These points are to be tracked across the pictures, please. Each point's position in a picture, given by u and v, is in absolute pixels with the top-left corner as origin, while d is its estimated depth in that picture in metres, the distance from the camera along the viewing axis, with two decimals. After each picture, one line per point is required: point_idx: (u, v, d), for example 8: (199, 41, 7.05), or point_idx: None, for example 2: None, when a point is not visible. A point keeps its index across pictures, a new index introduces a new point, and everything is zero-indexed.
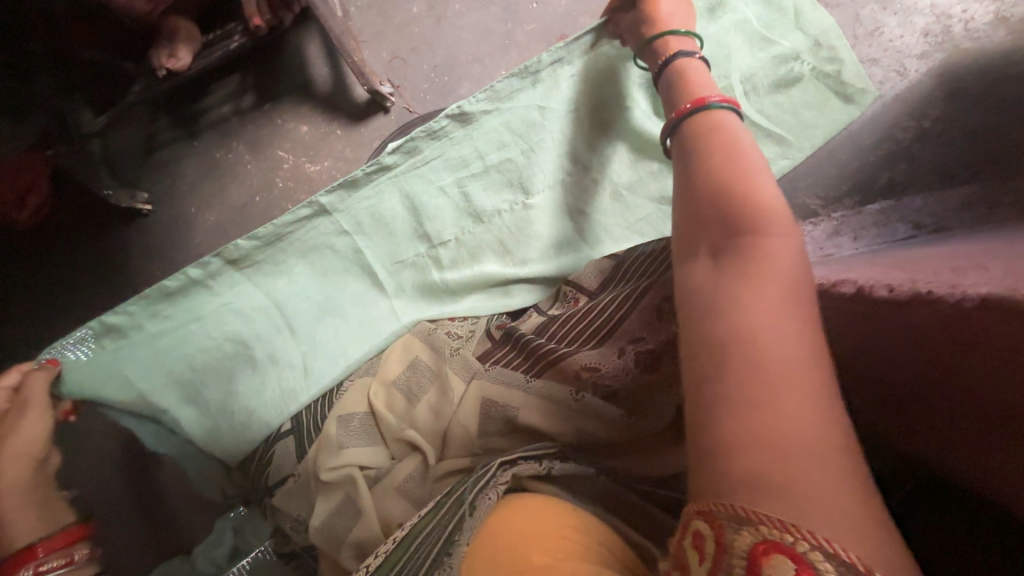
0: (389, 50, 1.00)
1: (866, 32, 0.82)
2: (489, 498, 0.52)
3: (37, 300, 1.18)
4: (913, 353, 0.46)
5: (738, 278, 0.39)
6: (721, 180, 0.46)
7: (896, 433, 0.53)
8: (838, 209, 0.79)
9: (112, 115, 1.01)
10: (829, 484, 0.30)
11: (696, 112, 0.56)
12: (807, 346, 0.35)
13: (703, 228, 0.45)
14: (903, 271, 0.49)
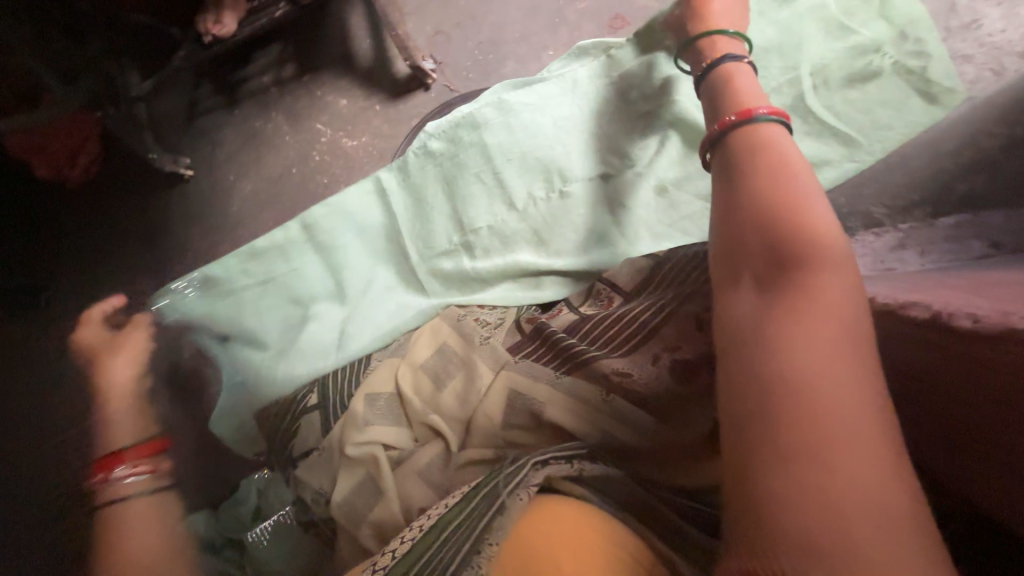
0: (434, 24, 0.96)
1: (960, 25, 0.74)
2: (520, 498, 0.49)
3: (82, 256, 1.22)
4: (992, 392, 0.41)
5: (789, 315, 0.36)
6: (773, 209, 0.43)
7: (957, 467, 0.50)
8: (907, 219, 0.71)
9: (158, 79, 1.02)
10: (896, 554, 0.27)
11: (740, 124, 0.53)
12: (867, 396, 0.32)
13: (748, 258, 0.42)
14: (989, 299, 0.43)
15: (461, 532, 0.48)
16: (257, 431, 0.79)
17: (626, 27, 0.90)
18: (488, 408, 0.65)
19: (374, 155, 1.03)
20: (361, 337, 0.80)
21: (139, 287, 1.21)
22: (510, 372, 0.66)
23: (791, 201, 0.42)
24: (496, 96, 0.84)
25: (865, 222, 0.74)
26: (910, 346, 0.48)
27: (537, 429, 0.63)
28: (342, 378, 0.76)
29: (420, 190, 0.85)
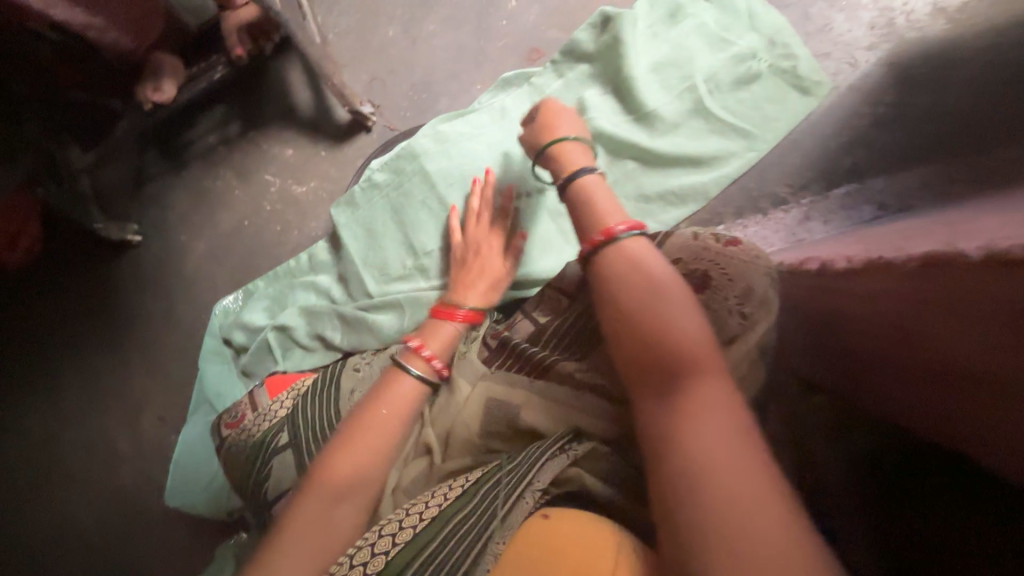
0: (368, 72, 1.04)
1: (817, 28, 0.87)
2: (525, 502, 0.52)
3: (31, 337, 1.19)
4: (869, 318, 0.50)
5: (665, 391, 0.45)
6: (634, 295, 0.51)
7: (872, 394, 0.58)
8: (807, 195, 0.81)
9: (100, 151, 1.03)
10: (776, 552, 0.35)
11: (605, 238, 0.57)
12: (730, 434, 0.41)
13: (626, 337, 0.50)
14: (859, 246, 0.54)
15: (467, 528, 0.51)
16: (233, 472, 0.79)
17: (542, 58, 1.00)
18: (464, 418, 0.67)
19: (324, 198, 1.08)
20: (330, 367, 0.83)
21: (95, 361, 1.18)
22: (486, 382, 0.68)
23: (656, 305, 0.50)
24: (434, 131, 0.91)
25: (774, 202, 0.84)
26: (824, 294, 0.57)
27: (513, 433, 0.65)
28: (314, 413, 0.75)
29: (374, 223, 0.91)
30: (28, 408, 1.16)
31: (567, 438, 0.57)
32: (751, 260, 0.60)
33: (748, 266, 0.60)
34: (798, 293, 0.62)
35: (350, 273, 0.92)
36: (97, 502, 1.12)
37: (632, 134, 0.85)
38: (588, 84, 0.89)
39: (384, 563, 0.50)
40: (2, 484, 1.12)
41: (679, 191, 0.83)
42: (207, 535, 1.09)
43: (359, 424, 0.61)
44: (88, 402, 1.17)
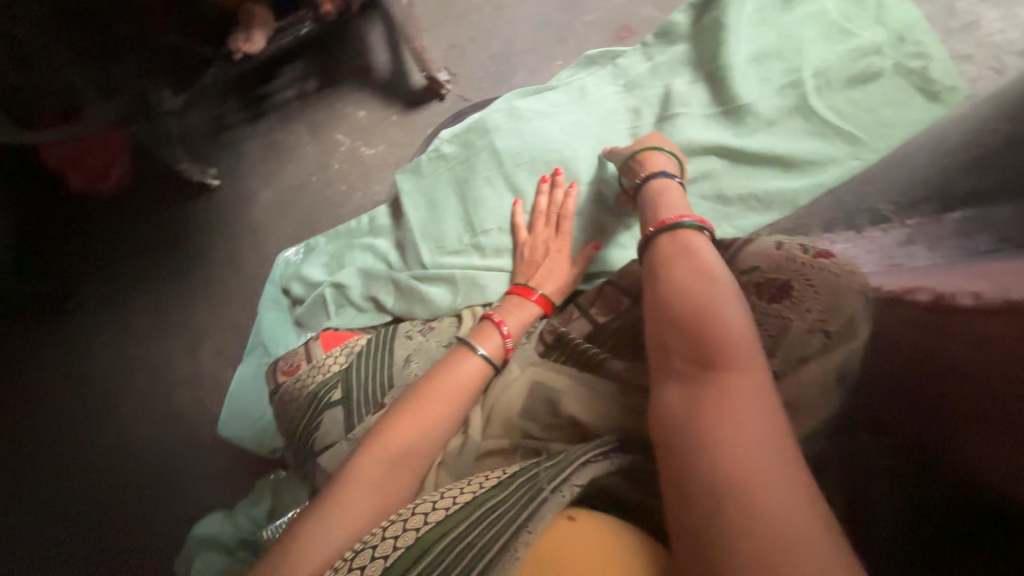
0: (448, 39, 1.01)
1: (961, 26, 0.77)
2: (563, 495, 0.48)
3: (114, 262, 1.29)
4: (980, 361, 0.45)
5: (700, 374, 0.46)
6: (684, 285, 0.52)
7: (939, 449, 0.51)
8: (914, 215, 0.72)
9: (190, 93, 1.08)
10: (795, 533, 0.35)
11: (670, 228, 0.60)
12: (762, 418, 0.41)
13: (668, 325, 0.51)
14: (988, 279, 0.49)
15: (505, 512, 0.47)
16: (283, 418, 0.83)
17: (631, 37, 0.94)
18: (508, 398, 0.66)
19: (390, 162, 1.08)
20: (381, 331, 0.84)
21: (166, 293, 1.27)
22: (534, 368, 0.67)
23: (697, 290, 0.51)
24: (509, 107, 0.89)
25: (872, 219, 0.76)
26: (921, 325, 0.53)
27: (554, 421, 0.62)
28: (367, 373, 0.78)
29: (437, 193, 0.91)
30: (107, 326, 1.28)
31: (612, 444, 0.53)
32: (843, 275, 0.57)
33: (839, 281, 0.57)
34: (897, 322, 0.57)
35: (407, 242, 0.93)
36: (156, 420, 1.22)
37: (720, 130, 0.78)
38: (678, 70, 0.83)
39: (415, 538, 0.47)
40: (79, 391, 1.25)
41: (763, 196, 0.76)
42: (247, 468, 1.17)
43: (421, 396, 0.65)
44: (156, 329, 1.26)
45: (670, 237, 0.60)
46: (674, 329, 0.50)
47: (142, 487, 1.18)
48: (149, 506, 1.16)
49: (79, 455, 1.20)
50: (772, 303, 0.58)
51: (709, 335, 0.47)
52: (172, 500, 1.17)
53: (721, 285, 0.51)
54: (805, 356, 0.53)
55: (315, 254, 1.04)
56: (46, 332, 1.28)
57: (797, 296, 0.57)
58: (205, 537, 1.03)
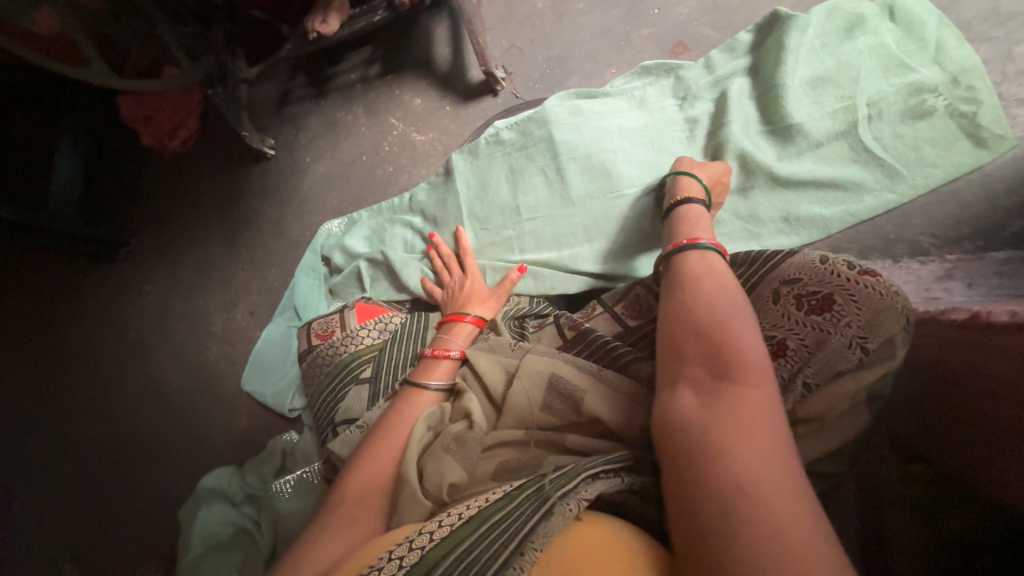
0: (509, 39, 1.07)
1: (1018, 71, 0.75)
2: (570, 507, 0.47)
3: (169, 215, 1.38)
4: (1006, 378, 0.46)
5: (713, 389, 0.45)
6: (705, 300, 0.53)
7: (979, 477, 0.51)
8: (954, 251, 0.73)
9: (264, 66, 1.16)
10: (811, 555, 0.33)
11: (688, 248, 0.62)
12: (774, 439, 0.40)
13: (686, 338, 0.51)
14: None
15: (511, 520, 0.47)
16: (312, 380, 0.87)
17: (687, 53, 0.97)
18: (522, 388, 0.66)
19: (439, 149, 1.13)
20: (412, 315, 0.87)
21: (211, 249, 1.34)
22: (551, 358, 0.67)
23: (717, 308, 0.51)
24: (564, 105, 0.92)
25: (911, 250, 0.76)
26: (963, 349, 0.52)
27: (574, 419, 0.62)
28: (395, 354, 0.82)
29: (485, 178, 0.95)
30: (155, 275, 1.35)
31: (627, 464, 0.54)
32: (889, 294, 0.54)
33: (885, 299, 0.54)
34: (936, 346, 0.57)
35: (446, 223, 0.96)
36: (184, 369, 1.28)
37: (768, 150, 0.80)
38: (737, 79, 0.85)
39: (420, 556, 0.46)
40: (118, 331, 1.32)
41: (799, 216, 0.78)
42: (261, 426, 1.21)
43: (383, 431, 0.66)
44: (197, 284, 1.33)
45: (689, 259, 0.60)
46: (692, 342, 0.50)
47: (161, 430, 1.23)
48: (166, 448, 1.21)
49: (112, 392, 1.27)
50: (810, 315, 0.57)
51: (726, 348, 0.47)
52: (188, 448, 1.21)
53: (740, 306, 0.51)
54: (840, 370, 0.54)
55: (360, 225, 1.09)
56: (99, 273, 1.37)
57: (837, 311, 0.56)
58: (215, 486, 1.06)
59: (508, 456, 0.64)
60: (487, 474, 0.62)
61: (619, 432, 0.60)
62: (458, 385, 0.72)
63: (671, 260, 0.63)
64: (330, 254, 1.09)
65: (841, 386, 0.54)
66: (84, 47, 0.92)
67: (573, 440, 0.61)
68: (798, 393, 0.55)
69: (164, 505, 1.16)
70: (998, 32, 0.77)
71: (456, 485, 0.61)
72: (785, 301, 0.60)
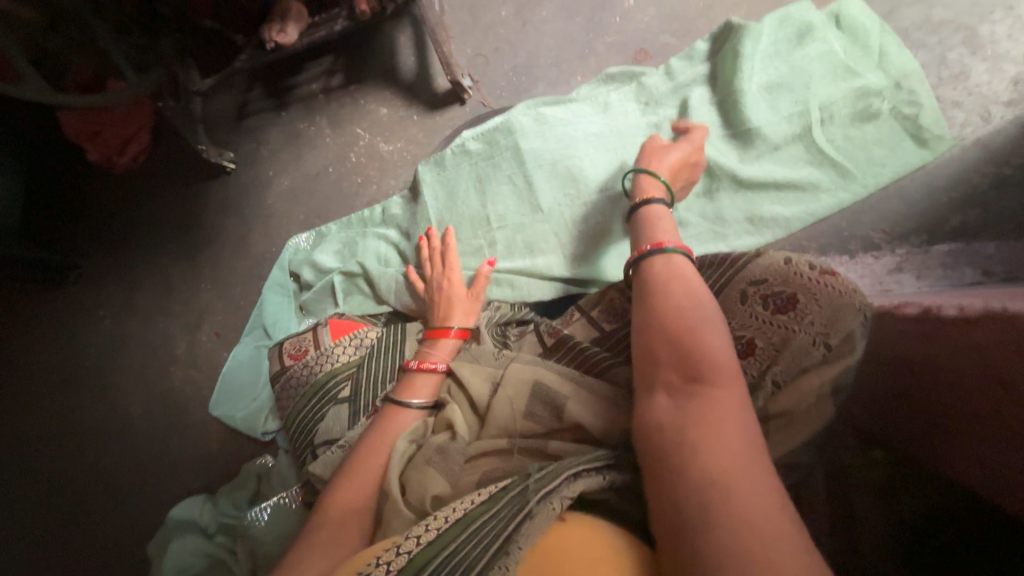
0: (473, 48, 1.06)
1: (952, 75, 0.80)
2: (553, 506, 0.47)
3: (121, 235, 1.31)
4: (959, 368, 0.49)
5: (687, 392, 0.46)
6: (675, 306, 0.54)
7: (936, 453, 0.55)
8: (904, 245, 0.77)
9: (220, 77, 1.12)
10: (786, 552, 0.34)
11: (654, 253, 0.63)
12: (746, 438, 0.41)
13: (659, 344, 0.51)
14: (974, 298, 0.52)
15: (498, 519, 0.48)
16: (287, 402, 0.84)
17: (649, 60, 0.98)
18: (506, 397, 0.66)
19: (408, 160, 1.12)
20: (389, 329, 0.85)
21: (170, 269, 1.28)
22: (534, 365, 0.67)
23: (687, 312, 0.53)
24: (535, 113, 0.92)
25: (865, 246, 0.80)
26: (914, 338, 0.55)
27: (557, 425, 0.62)
28: (372, 371, 0.80)
29: (458, 186, 0.94)
30: (110, 299, 1.28)
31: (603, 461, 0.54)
32: (846, 291, 0.58)
33: (843, 296, 0.57)
34: (888, 336, 0.61)
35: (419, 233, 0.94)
36: (145, 397, 1.21)
37: (728, 154, 0.83)
38: (697, 87, 0.88)
39: (407, 561, 0.45)
40: (69, 360, 1.24)
41: (761, 217, 0.81)
42: (232, 452, 1.16)
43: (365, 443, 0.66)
44: (156, 306, 1.27)
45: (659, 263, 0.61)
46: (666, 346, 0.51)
47: (122, 463, 1.16)
48: (129, 481, 1.15)
49: (67, 425, 1.19)
50: (776, 314, 0.60)
51: (697, 350, 0.48)
52: (153, 480, 1.15)
53: (708, 310, 0.52)
54: (807, 366, 0.56)
55: (329, 239, 1.07)
56: (48, 301, 1.28)
57: (801, 310, 0.58)
58: (185, 518, 1.01)
59: (491, 467, 0.62)
60: (471, 484, 0.61)
61: (602, 437, 0.60)
62: (438, 398, 0.72)
63: (639, 267, 0.63)
64: (299, 270, 1.07)
65: (809, 382, 0.56)
66: (17, 61, 0.85)
67: (556, 445, 0.61)
68: (769, 391, 0.57)
69: (129, 542, 1.10)
70: (932, 39, 0.82)
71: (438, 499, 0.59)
72: (753, 301, 0.62)
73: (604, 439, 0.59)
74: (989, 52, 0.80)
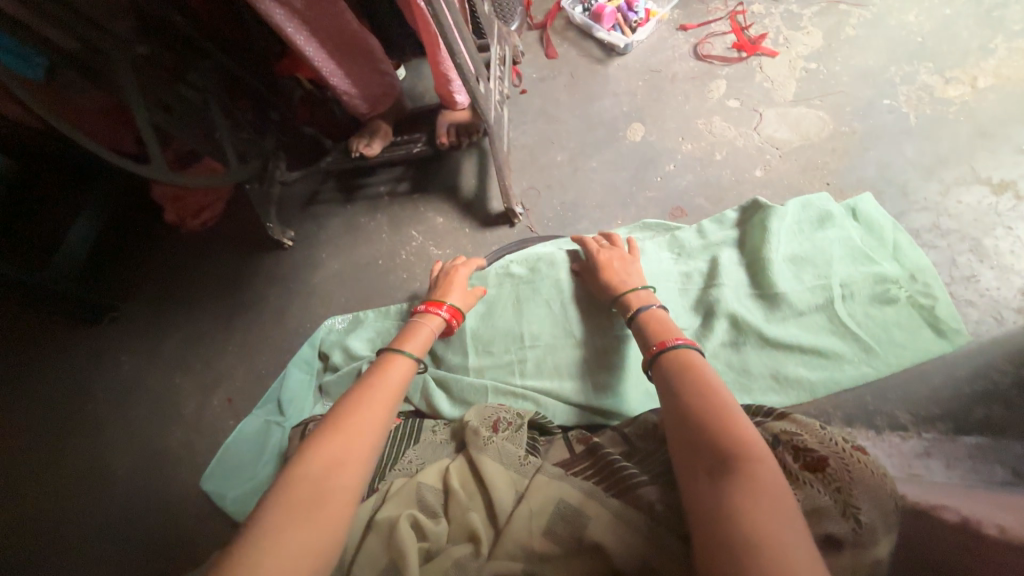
0: (529, 181, 1.20)
1: (962, 276, 0.88)
2: None
3: (169, 288, 1.39)
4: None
5: (729, 471, 0.53)
6: (699, 395, 0.62)
7: None
8: (931, 429, 0.75)
9: (306, 172, 1.28)
10: None
11: (663, 351, 0.72)
12: (785, 512, 0.49)
13: (693, 429, 0.59)
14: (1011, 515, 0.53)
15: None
16: None
17: (684, 217, 1.08)
18: (526, 513, 0.70)
19: None
20: (405, 422, 0.92)
21: (204, 328, 1.32)
22: (559, 482, 0.73)
23: (715, 406, 0.60)
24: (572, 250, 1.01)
25: (891, 424, 0.79)
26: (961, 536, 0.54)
27: (575, 546, 0.67)
28: (387, 459, 0.85)
29: (497, 302, 1.00)
30: (140, 348, 1.33)
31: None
32: (880, 476, 0.59)
33: (876, 480, 0.59)
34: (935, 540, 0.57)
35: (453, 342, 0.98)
36: (144, 452, 1.20)
37: (755, 314, 0.88)
38: (725, 249, 0.96)
39: None
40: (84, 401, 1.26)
41: (786, 377, 0.84)
42: (212, 531, 1.10)
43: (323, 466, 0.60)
44: (179, 361, 1.29)
45: (677, 356, 0.70)
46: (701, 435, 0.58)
47: None
48: None
49: (68, 472, 1.21)
50: (804, 469, 0.61)
51: (727, 438, 0.56)
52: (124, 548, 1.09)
53: (730, 400, 0.61)
54: (834, 537, 0.56)
55: (365, 325, 1.11)
56: (86, 340, 1.35)
57: (834, 478, 0.59)
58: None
59: None
60: None
61: (619, 565, 0.63)
62: (454, 492, 0.75)
63: (654, 364, 0.72)
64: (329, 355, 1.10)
65: (838, 562, 0.55)
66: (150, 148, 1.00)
67: None
68: None
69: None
70: (943, 242, 0.91)
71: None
72: (784, 451, 0.63)
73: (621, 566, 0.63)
74: (996, 262, 0.88)
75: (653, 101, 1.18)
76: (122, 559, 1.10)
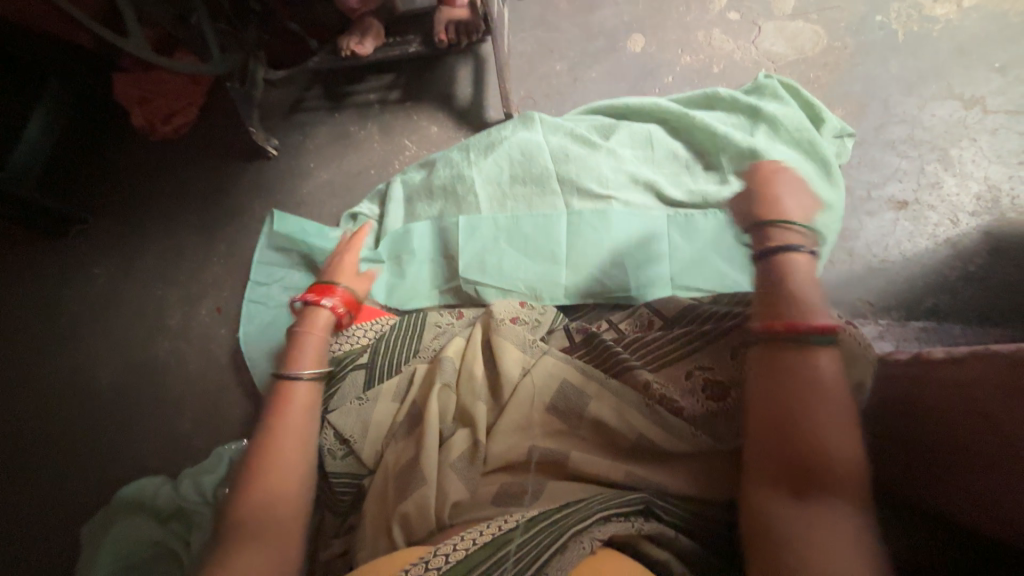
0: (526, 90, 1.17)
1: (927, 183, 0.95)
2: (582, 545, 0.57)
3: (138, 196, 1.31)
4: (959, 407, 0.56)
5: (807, 516, 0.54)
6: (779, 408, 0.60)
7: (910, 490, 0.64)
8: (885, 317, 0.90)
9: (291, 71, 1.20)
10: None
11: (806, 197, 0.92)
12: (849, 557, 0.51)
13: (777, 453, 0.59)
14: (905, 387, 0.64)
15: (540, 540, 0.57)
16: None
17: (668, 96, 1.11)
18: (533, 388, 0.74)
19: None
20: (408, 318, 0.91)
21: (183, 238, 1.27)
22: (564, 365, 0.75)
23: (797, 429, 0.59)
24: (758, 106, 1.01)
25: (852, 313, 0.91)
26: (983, 378, 0.54)
27: (579, 422, 0.72)
28: (393, 348, 0.86)
29: (670, 147, 1.01)
30: (76, 236, 1.29)
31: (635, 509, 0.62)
32: (863, 347, 0.66)
33: (859, 349, 0.65)
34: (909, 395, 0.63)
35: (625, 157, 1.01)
36: (127, 365, 1.19)
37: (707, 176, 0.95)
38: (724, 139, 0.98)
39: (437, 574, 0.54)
40: (61, 312, 1.24)
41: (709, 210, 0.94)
42: (214, 432, 1.13)
43: (258, 508, 0.65)
44: (158, 273, 1.26)
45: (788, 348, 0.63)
46: (956, 497, 0.58)
47: (101, 425, 1.15)
48: (107, 447, 1.13)
49: (49, 379, 1.19)
50: None
51: (812, 456, 0.57)
52: (131, 446, 1.13)
53: (832, 447, 0.57)
54: None
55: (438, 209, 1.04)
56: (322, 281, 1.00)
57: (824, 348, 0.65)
58: (137, 498, 0.97)
59: (507, 482, 0.70)
60: (489, 495, 0.69)
61: (617, 433, 0.70)
62: (463, 379, 0.78)
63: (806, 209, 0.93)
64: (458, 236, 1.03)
65: None
66: (127, 19, 0.93)
67: (574, 456, 0.69)
68: None
69: (85, 510, 1.08)
70: (914, 152, 0.97)
71: (458, 504, 0.67)
72: None
73: (623, 440, 0.69)
74: (958, 170, 0.95)
75: (654, 13, 1.16)
76: (118, 464, 1.12)
